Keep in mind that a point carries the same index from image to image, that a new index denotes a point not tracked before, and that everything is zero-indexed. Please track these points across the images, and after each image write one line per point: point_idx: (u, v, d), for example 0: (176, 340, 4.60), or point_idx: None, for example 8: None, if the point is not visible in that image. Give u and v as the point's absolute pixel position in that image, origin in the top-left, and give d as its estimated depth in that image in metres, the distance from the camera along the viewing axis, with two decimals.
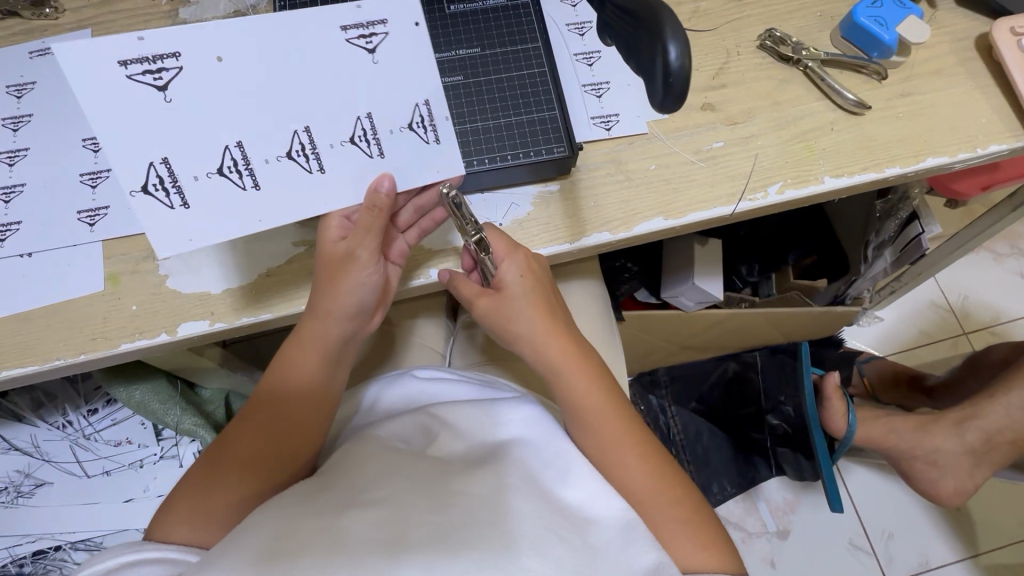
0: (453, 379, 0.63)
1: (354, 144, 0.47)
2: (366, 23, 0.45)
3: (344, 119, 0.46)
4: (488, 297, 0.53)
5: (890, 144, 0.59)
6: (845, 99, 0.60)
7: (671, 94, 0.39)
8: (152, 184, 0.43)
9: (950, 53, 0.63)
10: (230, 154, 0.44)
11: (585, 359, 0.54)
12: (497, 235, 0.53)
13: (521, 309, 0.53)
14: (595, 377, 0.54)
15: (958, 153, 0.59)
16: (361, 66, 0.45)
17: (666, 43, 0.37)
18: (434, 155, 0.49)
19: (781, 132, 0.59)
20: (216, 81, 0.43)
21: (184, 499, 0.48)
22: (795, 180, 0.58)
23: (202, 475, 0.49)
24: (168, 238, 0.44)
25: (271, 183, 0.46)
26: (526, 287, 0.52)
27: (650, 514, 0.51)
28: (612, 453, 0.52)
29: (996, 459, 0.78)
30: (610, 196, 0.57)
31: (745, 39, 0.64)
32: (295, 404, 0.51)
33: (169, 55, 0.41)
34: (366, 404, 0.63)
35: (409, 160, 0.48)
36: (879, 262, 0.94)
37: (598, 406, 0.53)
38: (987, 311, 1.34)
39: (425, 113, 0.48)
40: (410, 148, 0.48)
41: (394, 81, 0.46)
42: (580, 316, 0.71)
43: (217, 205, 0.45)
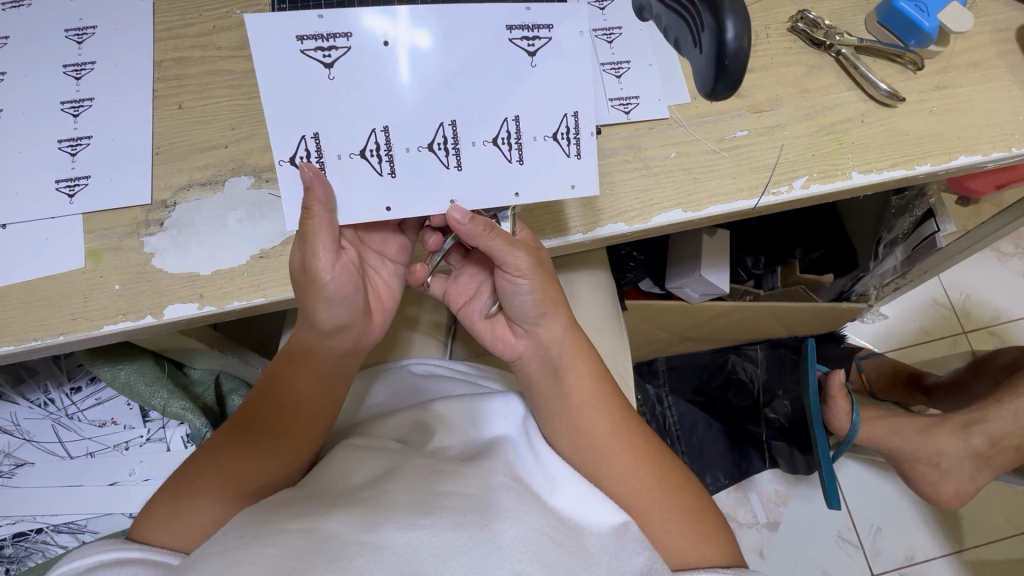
0: (450, 377, 0.62)
1: (554, 141, 0.44)
2: (532, 25, 0.41)
3: (550, 115, 0.43)
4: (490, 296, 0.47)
5: (922, 139, 0.56)
6: (878, 90, 0.56)
7: (726, 79, 0.36)
8: (438, 142, 0.42)
9: (991, 43, 0.59)
10: (442, 132, 0.42)
11: (586, 356, 0.51)
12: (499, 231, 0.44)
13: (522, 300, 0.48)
14: (594, 370, 0.51)
15: (992, 152, 0.56)
16: (523, 67, 0.42)
17: (724, 20, 0.34)
18: (572, 170, 0.45)
19: (809, 123, 0.56)
20: (426, 66, 0.40)
21: (169, 495, 0.47)
22: (821, 174, 0.55)
23: (184, 479, 0.47)
24: (364, 206, 0.42)
25: (468, 164, 0.43)
26: (531, 284, 0.46)
27: (649, 512, 0.48)
28: (604, 448, 0.50)
29: (999, 463, 0.76)
30: (626, 185, 0.54)
31: (776, 20, 0.60)
32: (286, 416, 0.49)
33: (341, 34, 0.39)
34: (360, 399, 0.62)
35: (548, 173, 0.44)
36: (888, 260, 0.93)
37: (603, 408, 0.51)
38: (988, 310, 1.33)
39: (571, 125, 0.44)
40: (550, 155, 0.44)
41: (546, 89, 0.43)
42: (587, 308, 0.68)
43: (422, 179, 0.43)
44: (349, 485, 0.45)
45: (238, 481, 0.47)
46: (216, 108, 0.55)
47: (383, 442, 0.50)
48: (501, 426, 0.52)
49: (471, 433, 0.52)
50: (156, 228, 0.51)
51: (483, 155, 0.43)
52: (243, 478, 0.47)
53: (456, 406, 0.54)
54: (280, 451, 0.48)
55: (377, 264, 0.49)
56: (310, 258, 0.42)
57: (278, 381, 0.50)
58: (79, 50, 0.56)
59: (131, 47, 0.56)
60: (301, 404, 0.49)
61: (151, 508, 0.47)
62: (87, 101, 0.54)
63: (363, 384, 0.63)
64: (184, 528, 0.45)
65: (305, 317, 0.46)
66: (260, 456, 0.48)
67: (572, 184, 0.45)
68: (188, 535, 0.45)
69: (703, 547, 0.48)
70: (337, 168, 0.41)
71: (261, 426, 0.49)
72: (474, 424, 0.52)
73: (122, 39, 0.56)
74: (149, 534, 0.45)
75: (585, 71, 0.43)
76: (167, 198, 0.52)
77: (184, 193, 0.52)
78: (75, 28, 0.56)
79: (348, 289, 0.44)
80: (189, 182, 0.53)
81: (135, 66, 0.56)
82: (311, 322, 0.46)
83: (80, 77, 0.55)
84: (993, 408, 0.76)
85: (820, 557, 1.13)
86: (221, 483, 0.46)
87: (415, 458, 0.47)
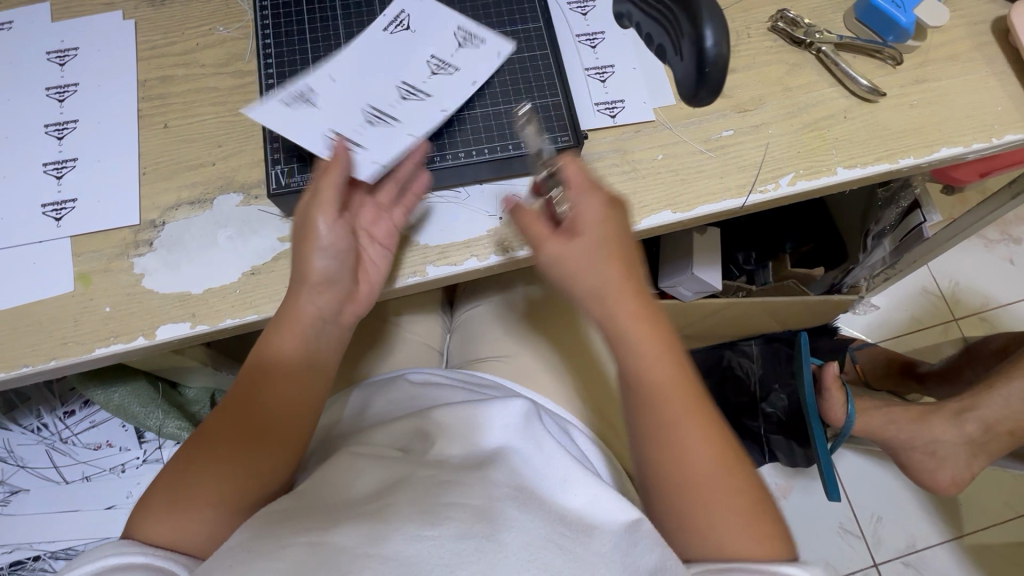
0: (450, 385, 0.61)
1: (465, 45, 0.54)
2: (394, 17, 0.55)
3: (450, 33, 0.55)
4: (558, 239, 0.47)
5: (903, 133, 0.57)
6: (858, 86, 0.57)
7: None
8: (407, 90, 0.52)
9: (967, 36, 0.60)
10: (403, 85, 0.52)
11: (656, 326, 0.46)
12: (578, 172, 0.47)
13: (591, 258, 0.45)
14: (659, 341, 0.46)
15: (973, 143, 0.57)
16: (409, 37, 0.54)
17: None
18: (492, 49, 0.54)
19: (792, 121, 0.57)
20: (356, 65, 0.53)
21: (165, 486, 0.44)
22: (807, 171, 0.55)
23: (178, 473, 0.44)
24: (392, 147, 0.50)
25: (432, 90, 0.52)
26: (598, 236, 0.46)
27: (704, 495, 0.44)
28: (673, 429, 0.44)
29: (993, 450, 0.72)
30: (615, 188, 0.54)
31: (756, 20, 0.60)
32: (280, 402, 0.46)
33: (302, 86, 0.51)
34: (359, 408, 0.61)
35: (481, 65, 0.54)
36: (877, 251, 0.94)
37: (668, 378, 0.45)
38: (977, 297, 1.35)
39: (464, 31, 0.55)
40: (471, 54, 0.54)
41: (436, 27, 0.55)
42: None
43: (416, 116, 0.51)
44: (352, 497, 0.45)
45: (238, 478, 0.44)
46: (201, 126, 0.54)
47: (384, 452, 0.50)
48: (502, 432, 0.51)
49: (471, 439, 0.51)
50: (145, 248, 0.51)
51: (442, 81, 0.53)
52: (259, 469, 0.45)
53: (457, 413, 0.53)
54: (273, 444, 0.45)
55: (365, 242, 0.49)
56: (313, 211, 0.46)
57: (265, 367, 0.46)
58: (61, 72, 0.56)
59: (114, 67, 0.56)
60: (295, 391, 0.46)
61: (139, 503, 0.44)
62: (71, 123, 0.54)
63: (361, 395, 0.63)
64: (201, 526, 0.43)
65: (296, 275, 0.46)
66: (254, 451, 0.45)
67: (500, 53, 0.54)
68: (203, 532, 0.43)
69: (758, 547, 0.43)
70: (354, 135, 0.50)
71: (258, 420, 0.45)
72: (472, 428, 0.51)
73: (106, 60, 0.56)
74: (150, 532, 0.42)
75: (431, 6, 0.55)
76: (155, 217, 0.52)
77: (172, 212, 0.52)
78: (57, 50, 0.56)
79: (342, 243, 0.47)
80: (177, 201, 0.52)
81: (119, 86, 0.55)
82: (301, 277, 0.46)
83: (63, 99, 0.55)
84: (984, 394, 0.72)
85: (823, 549, 1.13)
86: (226, 474, 0.44)
87: (413, 469, 0.47)
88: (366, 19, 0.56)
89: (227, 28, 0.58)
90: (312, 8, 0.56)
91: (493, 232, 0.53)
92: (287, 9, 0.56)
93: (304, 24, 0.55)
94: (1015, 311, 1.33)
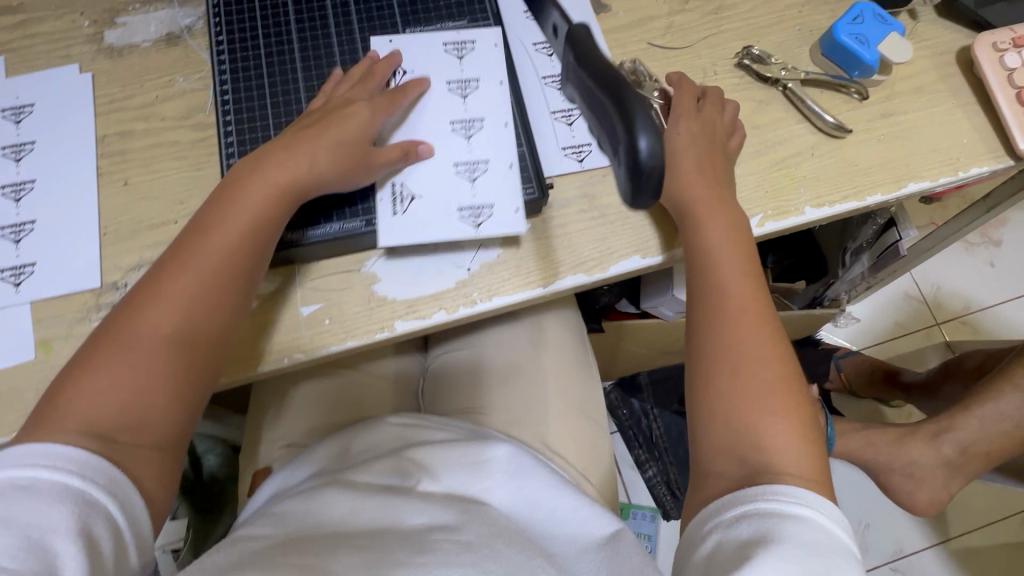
0: (435, 421, 0.60)
1: (467, 48, 0.56)
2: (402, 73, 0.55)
3: (449, 57, 0.56)
4: (707, 165, 0.51)
5: (870, 170, 0.57)
6: (824, 123, 0.57)
7: (648, 187, 0.33)
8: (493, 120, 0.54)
9: (932, 67, 0.61)
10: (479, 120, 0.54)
11: (726, 211, 0.51)
12: (686, 86, 0.53)
13: (689, 172, 0.51)
14: (731, 223, 0.50)
15: (939, 178, 0.57)
16: (432, 86, 0.55)
17: (636, 136, 0.31)
18: (486, 39, 0.57)
19: (760, 160, 0.57)
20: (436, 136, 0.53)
21: (81, 371, 0.41)
22: (776, 211, 0.55)
23: (96, 359, 0.41)
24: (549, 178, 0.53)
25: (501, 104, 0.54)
26: (687, 147, 0.51)
27: (742, 391, 0.45)
28: (726, 299, 0.48)
29: (970, 472, 0.72)
30: (584, 234, 0.54)
31: (723, 56, 0.60)
32: (215, 314, 0.44)
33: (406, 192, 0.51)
34: (340, 450, 0.57)
35: (492, 60, 0.56)
36: (856, 266, 0.95)
37: (725, 244, 0.50)
38: (959, 300, 1.36)
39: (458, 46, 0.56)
40: (484, 53, 0.56)
41: (438, 62, 0.56)
42: (557, 350, 0.67)
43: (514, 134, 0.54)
44: (345, 531, 0.44)
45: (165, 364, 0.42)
46: (163, 183, 0.54)
47: (374, 486, 0.49)
48: (494, 467, 0.52)
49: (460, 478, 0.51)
50: (107, 311, 0.50)
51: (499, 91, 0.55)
52: (203, 363, 0.43)
53: (440, 456, 0.52)
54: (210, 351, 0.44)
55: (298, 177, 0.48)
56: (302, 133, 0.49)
57: (193, 245, 0.45)
58: (17, 130, 0.55)
59: (72, 123, 0.55)
60: (211, 316, 0.44)
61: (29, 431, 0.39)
62: (28, 183, 0.53)
63: (337, 440, 0.59)
64: (135, 463, 0.39)
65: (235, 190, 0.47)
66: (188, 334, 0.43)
67: (495, 41, 0.56)
68: (129, 425, 0.40)
69: (805, 457, 0.43)
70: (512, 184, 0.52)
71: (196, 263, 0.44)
72: (460, 467, 0.52)
73: (63, 115, 0.55)
74: (66, 423, 0.39)
75: (411, 44, 0.56)
76: (118, 278, 0.51)
77: (135, 273, 0.51)
78: (12, 107, 0.55)
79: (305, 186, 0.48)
80: (140, 261, 0.51)
81: (78, 142, 0.55)
82: (241, 191, 0.46)
83: (20, 158, 0.54)
84: (960, 416, 0.72)
85: None
86: (147, 384, 0.41)
87: (403, 507, 0.47)
88: (327, 73, 0.56)
89: (187, 78, 0.57)
90: (271, 66, 0.56)
91: (461, 283, 0.52)
92: (246, 62, 0.56)
93: (263, 78, 0.55)
94: (996, 313, 1.35)
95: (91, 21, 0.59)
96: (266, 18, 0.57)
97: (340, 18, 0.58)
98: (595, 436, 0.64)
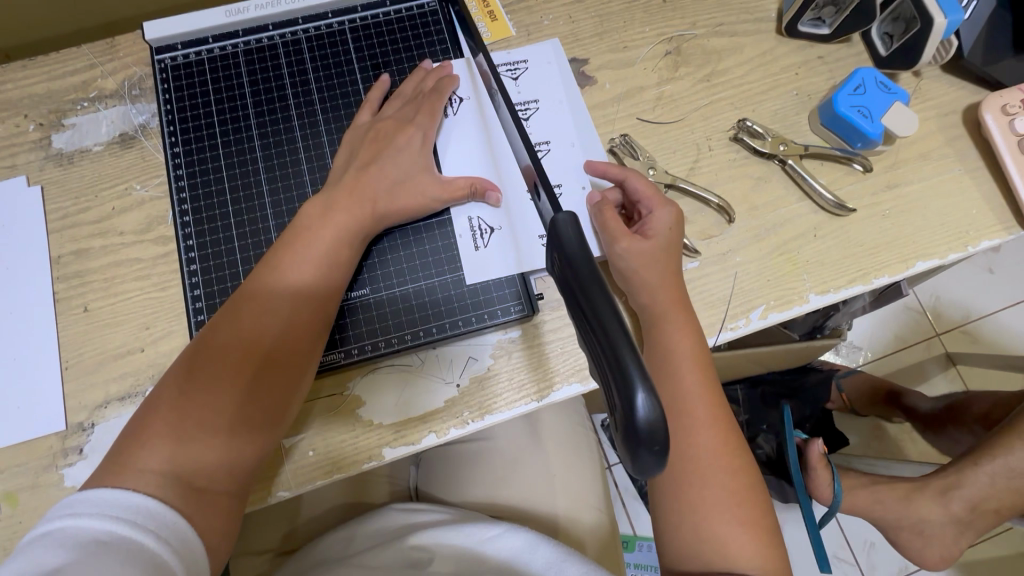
0: (438, 508, 0.58)
1: (534, 103, 0.56)
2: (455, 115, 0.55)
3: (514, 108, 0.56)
4: (669, 262, 0.47)
5: (876, 249, 0.54)
6: (826, 201, 0.54)
7: (653, 453, 0.25)
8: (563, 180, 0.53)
9: (937, 130, 0.57)
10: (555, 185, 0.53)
11: (686, 312, 0.46)
12: (649, 185, 0.49)
13: (654, 270, 0.46)
14: (691, 325, 0.46)
15: (949, 254, 0.54)
16: (495, 138, 0.54)
17: (633, 391, 0.25)
18: (543, 96, 0.56)
19: (760, 244, 0.54)
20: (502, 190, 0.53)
21: (151, 419, 0.39)
22: (778, 302, 0.52)
23: (170, 404, 0.40)
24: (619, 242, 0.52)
25: (567, 166, 0.54)
26: (649, 247, 0.46)
27: (695, 503, 0.43)
28: (688, 403, 0.44)
29: (980, 528, 0.71)
30: (578, 339, 0.51)
31: (717, 129, 0.57)
32: (282, 357, 0.42)
33: (480, 243, 0.52)
34: (346, 539, 0.56)
35: (556, 117, 0.56)
36: (857, 301, 0.91)
37: (689, 352, 0.45)
38: (958, 310, 1.30)
39: (529, 100, 0.56)
40: (550, 111, 0.56)
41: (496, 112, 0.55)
42: (553, 436, 0.65)
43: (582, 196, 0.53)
44: None
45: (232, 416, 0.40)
46: (126, 306, 0.50)
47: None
48: (498, 541, 0.50)
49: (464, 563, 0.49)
50: (75, 455, 0.47)
51: (564, 152, 0.54)
52: (286, 388, 0.42)
53: (446, 537, 0.51)
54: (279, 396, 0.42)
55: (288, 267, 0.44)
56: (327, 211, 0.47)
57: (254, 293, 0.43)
58: None
59: (23, 245, 0.51)
60: (281, 347, 0.42)
61: (103, 476, 0.37)
62: None
63: (334, 537, 0.56)
64: (207, 513, 0.38)
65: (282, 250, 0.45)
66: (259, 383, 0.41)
67: (539, 100, 0.56)
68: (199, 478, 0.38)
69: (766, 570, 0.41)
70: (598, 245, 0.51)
71: (265, 311, 0.43)
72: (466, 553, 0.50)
73: (13, 236, 0.51)
74: (143, 467, 0.37)
75: (470, 85, 0.56)
76: (84, 417, 0.48)
77: (102, 410, 0.48)
78: None
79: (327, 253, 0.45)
80: (106, 397, 0.48)
81: (31, 266, 0.51)
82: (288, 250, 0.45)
83: None
84: (968, 472, 0.70)
85: None
86: (216, 436, 0.39)
87: None
88: (291, 176, 0.53)
89: (144, 185, 0.53)
90: (233, 174, 0.53)
91: (450, 402, 0.49)
92: (206, 169, 0.53)
93: (224, 185, 0.52)
94: (998, 320, 1.30)
95: (36, 124, 0.54)
96: (225, 122, 0.54)
97: (304, 117, 0.54)
98: (598, 527, 0.62)
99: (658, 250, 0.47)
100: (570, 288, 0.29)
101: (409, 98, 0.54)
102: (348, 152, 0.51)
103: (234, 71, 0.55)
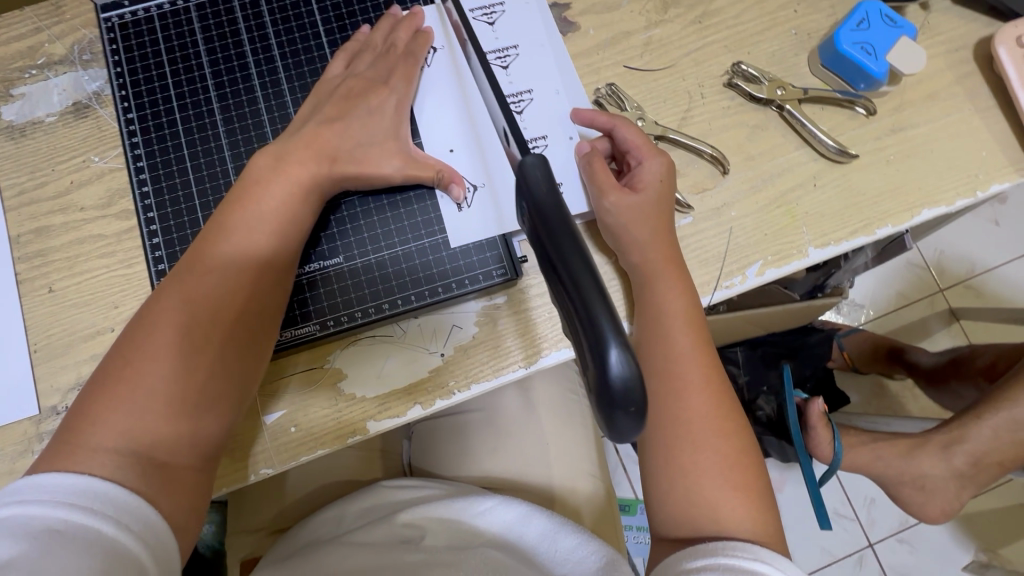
0: (435, 483, 0.57)
1: (512, 50, 0.52)
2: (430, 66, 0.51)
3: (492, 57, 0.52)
4: (659, 215, 0.44)
5: (880, 197, 0.51)
6: (827, 147, 0.51)
7: (630, 415, 0.23)
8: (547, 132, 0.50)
9: (946, 68, 0.53)
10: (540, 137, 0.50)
11: (676, 269, 0.44)
12: (637, 133, 0.46)
13: (642, 222, 0.44)
14: (683, 284, 0.44)
15: (957, 201, 0.51)
16: (473, 90, 0.51)
17: (605, 348, 0.23)
18: (522, 41, 0.52)
19: (756, 197, 0.51)
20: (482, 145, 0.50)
21: (99, 394, 0.37)
22: (776, 256, 0.50)
23: (116, 377, 0.37)
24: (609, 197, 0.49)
25: (552, 117, 0.51)
26: (638, 200, 0.44)
27: (694, 469, 0.41)
28: (681, 364, 0.42)
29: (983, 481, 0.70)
30: None
31: (710, 74, 0.53)
32: (236, 326, 0.40)
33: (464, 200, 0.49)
34: (336, 519, 0.55)
35: (536, 63, 0.52)
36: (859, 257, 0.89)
37: (680, 312, 0.43)
38: (963, 264, 1.27)
39: (507, 46, 0.52)
40: (530, 59, 0.52)
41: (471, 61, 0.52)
42: (546, 406, 0.64)
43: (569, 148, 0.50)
44: None
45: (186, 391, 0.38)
46: (93, 284, 0.48)
47: (371, 555, 0.46)
48: (491, 514, 0.49)
49: (457, 537, 0.48)
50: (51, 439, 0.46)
51: (546, 102, 0.51)
52: (245, 357, 0.41)
53: (438, 510, 0.51)
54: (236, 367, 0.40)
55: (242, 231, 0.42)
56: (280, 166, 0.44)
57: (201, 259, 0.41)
58: None
59: None
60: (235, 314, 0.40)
61: (52, 458, 0.35)
62: None
63: (327, 514, 0.56)
64: (171, 493, 0.37)
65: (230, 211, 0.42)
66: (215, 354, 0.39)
67: (518, 45, 0.52)
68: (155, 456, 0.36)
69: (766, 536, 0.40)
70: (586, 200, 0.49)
71: (216, 276, 0.40)
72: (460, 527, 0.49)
73: None
74: (95, 445, 0.35)
75: (444, 34, 0.52)
76: (57, 401, 0.46)
77: (75, 393, 0.46)
78: None
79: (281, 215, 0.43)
80: (79, 379, 0.46)
81: None
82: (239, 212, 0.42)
83: None
84: (971, 425, 0.69)
85: None
86: (171, 412, 0.37)
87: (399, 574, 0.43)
88: (253, 140, 0.50)
89: (103, 157, 0.50)
90: (192, 140, 0.50)
91: (434, 372, 0.47)
92: (163, 136, 0.50)
93: (184, 153, 0.49)
94: (1003, 273, 1.27)
95: None
96: (181, 85, 0.51)
97: (265, 77, 0.51)
98: (594, 492, 0.61)
99: (648, 203, 0.44)
100: (542, 242, 0.26)
101: (378, 51, 0.50)
102: (315, 107, 0.48)
103: (187, 29, 0.52)
